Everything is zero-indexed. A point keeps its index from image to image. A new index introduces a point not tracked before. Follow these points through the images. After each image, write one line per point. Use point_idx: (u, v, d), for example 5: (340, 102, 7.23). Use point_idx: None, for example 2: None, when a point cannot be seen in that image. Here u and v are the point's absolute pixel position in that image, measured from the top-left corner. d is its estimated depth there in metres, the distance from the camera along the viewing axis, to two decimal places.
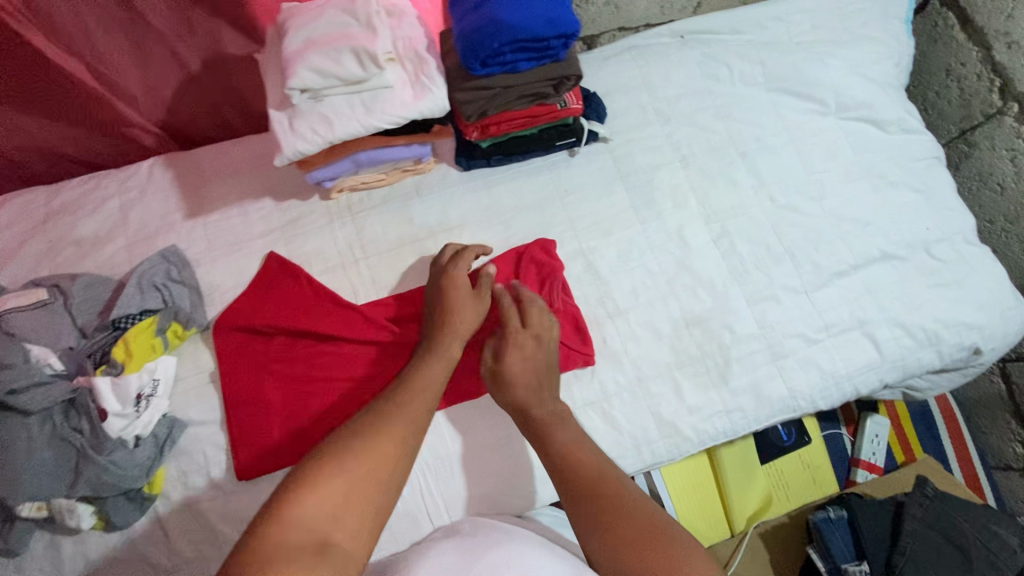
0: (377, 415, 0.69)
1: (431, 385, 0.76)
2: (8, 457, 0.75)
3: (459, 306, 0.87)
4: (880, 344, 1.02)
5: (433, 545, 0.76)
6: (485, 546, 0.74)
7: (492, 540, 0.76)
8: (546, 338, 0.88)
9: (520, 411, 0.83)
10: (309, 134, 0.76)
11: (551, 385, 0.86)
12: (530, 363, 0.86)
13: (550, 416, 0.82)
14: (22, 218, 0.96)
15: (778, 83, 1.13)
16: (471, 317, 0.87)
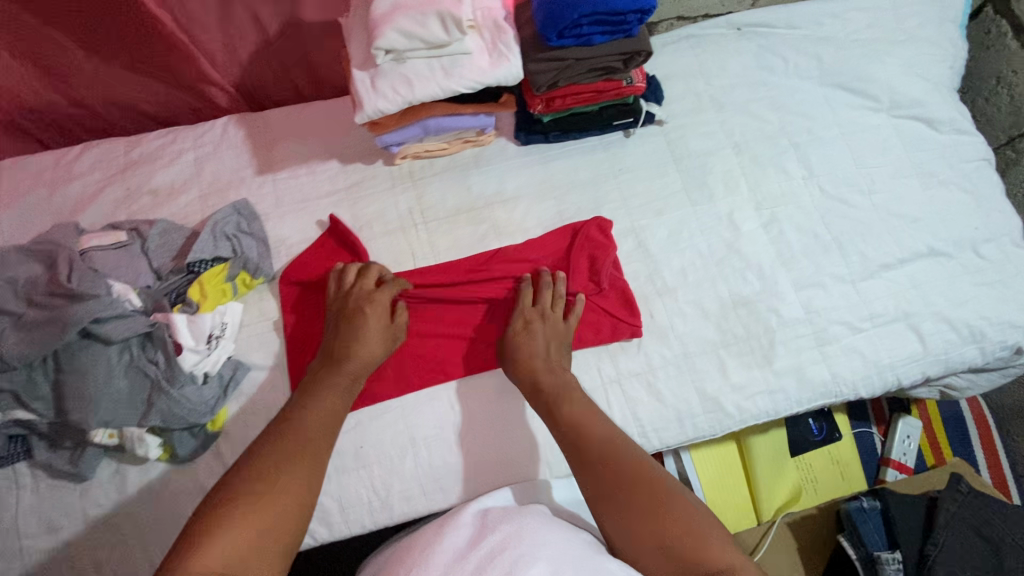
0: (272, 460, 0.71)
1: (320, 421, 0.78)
2: (89, 381, 0.79)
3: (374, 329, 0.88)
4: (923, 337, 1.03)
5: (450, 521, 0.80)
6: (498, 520, 0.77)
7: (504, 514, 0.79)
8: (554, 319, 0.92)
9: (537, 386, 0.86)
10: (390, 94, 0.80)
11: (563, 362, 0.89)
12: (547, 341, 0.90)
13: (560, 390, 0.84)
14: (101, 165, 1.00)
15: (831, 78, 1.15)
16: (384, 338, 0.89)
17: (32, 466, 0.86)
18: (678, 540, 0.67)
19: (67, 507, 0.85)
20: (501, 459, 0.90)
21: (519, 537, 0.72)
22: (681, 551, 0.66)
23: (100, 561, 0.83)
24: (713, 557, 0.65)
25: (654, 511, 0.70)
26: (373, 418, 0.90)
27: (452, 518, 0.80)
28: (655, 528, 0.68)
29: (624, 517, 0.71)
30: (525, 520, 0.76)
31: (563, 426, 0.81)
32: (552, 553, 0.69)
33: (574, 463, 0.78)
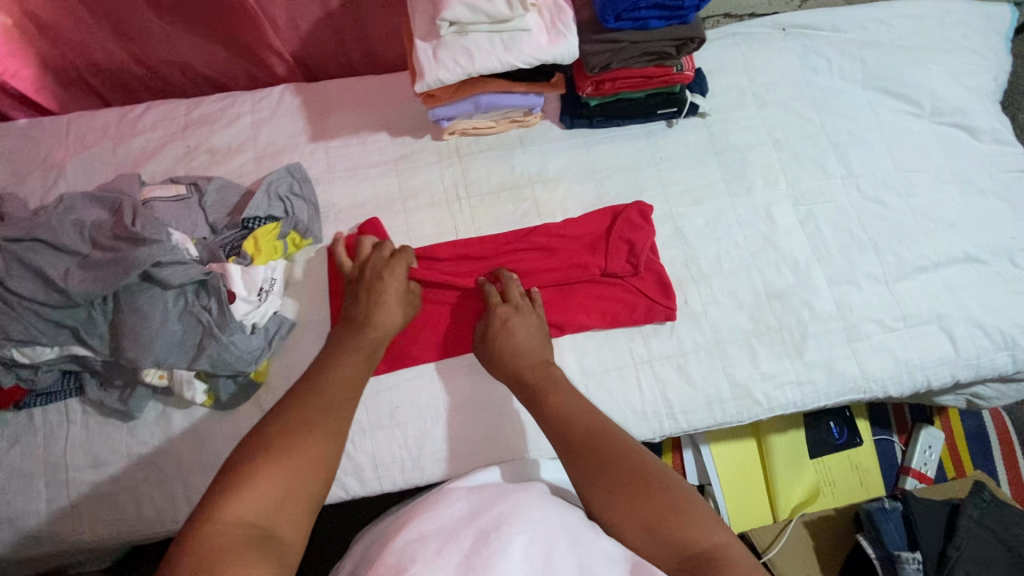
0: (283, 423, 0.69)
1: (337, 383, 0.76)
2: (147, 321, 0.83)
3: (392, 296, 0.89)
4: (955, 340, 1.03)
5: (444, 493, 0.79)
6: (494, 496, 0.76)
7: (501, 491, 0.77)
8: (526, 308, 0.91)
9: (517, 378, 0.85)
10: (451, 65, 0.83)
11: (543, 351, 0.88)
12: (524, 330, 0.89)
13: (542, 378, 0.83)
14: (163, 123, 1.04)
15: (874, 82, 1.17)
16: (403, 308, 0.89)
17: (83, 403, 0.89)
18: (664, 523, 0.64)
19: (114, 444, 0.88)
20: (526, 430, 0.92)
21: (518, 512, 0.70)
22: (668, 533, 0.63)
23: (142, 497, 0.87)
24: (699, 539, 0.62)
25: (641, 494, 0.66)
26: (410, 380, 0.93)
27: (440, 492, 0.79)
28: (640, 511, 0.65)
29: (604, 494, 0.68)
30: (525, 497, 0.74)
31: (545, 415, 0.78)
32: (551, 531, 0.67)
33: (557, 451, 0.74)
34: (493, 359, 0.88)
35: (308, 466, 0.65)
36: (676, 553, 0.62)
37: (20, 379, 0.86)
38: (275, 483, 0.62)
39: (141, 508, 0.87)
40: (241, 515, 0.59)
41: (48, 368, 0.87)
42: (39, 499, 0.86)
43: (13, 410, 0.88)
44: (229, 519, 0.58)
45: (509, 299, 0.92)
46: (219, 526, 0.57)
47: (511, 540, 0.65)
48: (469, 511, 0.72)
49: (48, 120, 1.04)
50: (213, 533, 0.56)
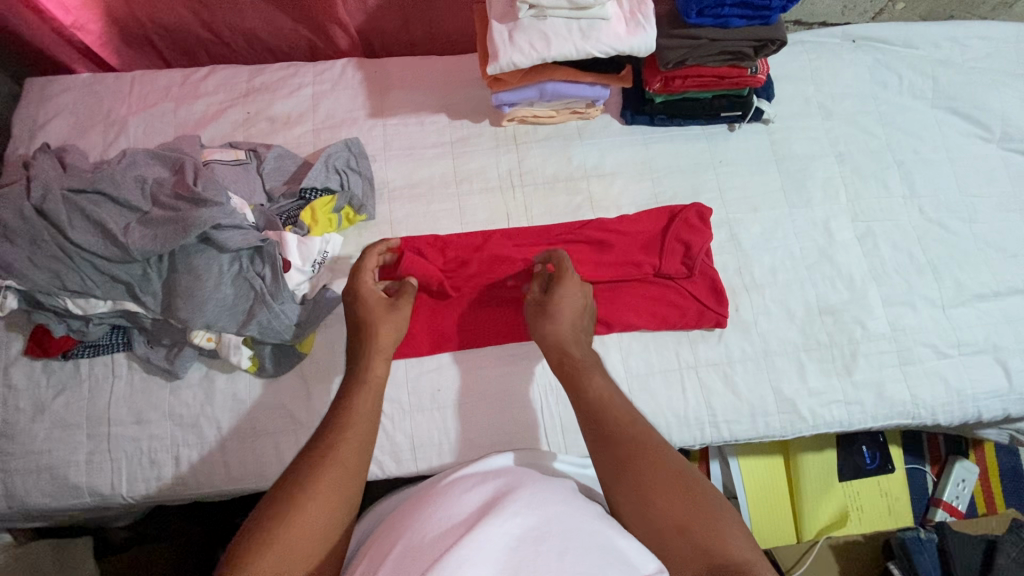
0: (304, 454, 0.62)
1: (363, 401, 0.67)
2: (201, 283, 0.83)
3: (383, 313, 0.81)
4: (1011, 373, 1.00)
5: (460, 477, 0.69)
6: (509, 482, 0.66)
7: (517, 479, 0.67)
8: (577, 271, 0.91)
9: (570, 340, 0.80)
10: (526, 48, 0.82)
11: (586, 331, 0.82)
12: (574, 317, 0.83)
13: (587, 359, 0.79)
14: (225, 88, 1.04)
15: (944, 101, 1.14)
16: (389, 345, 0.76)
17: (128, 358, 0.90)
18: (696, 526, 0.60)
19: (157, 403, 0.88)
20: (566, 426, 0.91)
21: (530, 504, 0.60)
22: (698, 537, 0.59)
23: (180, 456, 0.87)
24: (731, 554, 0.57)
25: (677, 493, 0.63)
26: (454, 364, 0.93)
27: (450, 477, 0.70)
28: (674, 509, 0.61)
29: (639, 497, 0.63)
30: (540, 488, 0.64)
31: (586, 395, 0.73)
32: (563, 529, 0.57)
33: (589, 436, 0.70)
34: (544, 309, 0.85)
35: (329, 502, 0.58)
36: (704, 559, 0.57)
37: (71, 330, 0.87)
38: (291, 543, 0.54)
39: (179, 467, 0.87)
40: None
41: (99, 321, 0.87)
42: (80, 450, 0.86)
43: (60, 360, 0.89)
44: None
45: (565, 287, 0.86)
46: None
47: (515, 532, 0.56)
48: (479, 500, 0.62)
49: (113, 76, 1.04)
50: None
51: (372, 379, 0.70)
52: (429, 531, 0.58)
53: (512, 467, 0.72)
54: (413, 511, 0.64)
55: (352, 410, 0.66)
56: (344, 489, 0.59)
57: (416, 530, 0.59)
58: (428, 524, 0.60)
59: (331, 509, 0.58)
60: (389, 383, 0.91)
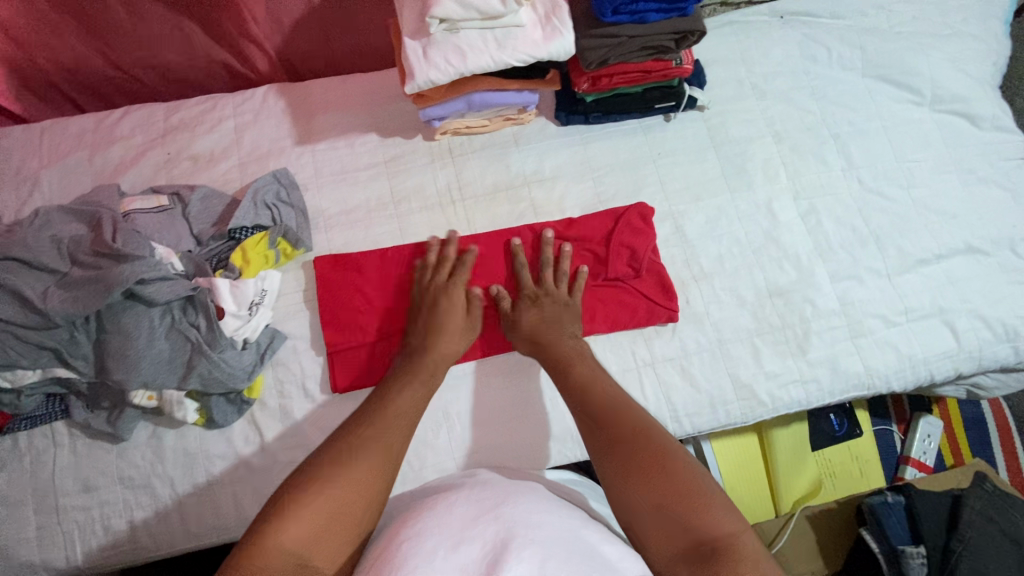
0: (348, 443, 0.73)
1: (402, 409, 0.79)
2: (133, 342, 0.80)
3: (454, 324, 0.89)
4: (958, 334, 1.02)
5: (448, 493, 0.75)
6: (494, 495, 0.73)
7: (499, 491, 0.75)
8: (551, 292, 0.93)
9: (541, 349, 0.88)
10: (442, 65, 0.80)
11: (572, 331, 0.91)
12: (556, 316, 0.91)
13: (566, 357, 0.87)
14: (141, 129, 0.99)
15: (875, 70, 1.14)
16: (421, 390, 0.82)
17: (69, 426, 0.86)
18: (681, 506, 0.67)
19: (104, 468, 0.85)
20: (529, 436, 0.92)
21: (516, 516, 0.68)
22: (676, 517, 0.67)
23: (135, 520, 0.84)
24: (715, 529, 0.65)
25: (659, 475, 0.70)
26: None
27: (441, 495, 0.75)
28: (662, 492, 0.69)
29: (628, 479, 0.71)
30: (527, 501, 0.72)
31: (566, 386, 0.83)
32: (546, 539, 0.65)
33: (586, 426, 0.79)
34: (512, 332, 0.91)
35: (361, 485, 0.69)
36: (688, 539, 0.65)
37: (3, 405, 0.83)
38: (311, 521, 0.65)
39: (135, 531, 0.84)
40: (284, 550, 0.63)
41: (32, 392, 0.83)
42: (29, 526, 0.83)
43: None
44: (275, 550, 0.62)
45: (545, 258, 0.96)
46: (261, 561, 0.62)
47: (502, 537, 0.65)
48: (471, 512, 0.69)
49: (20, 129, 0.99)
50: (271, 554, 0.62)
51: (408, 406, 0.79)
52: (423, 536, 0.66)
53: (493, 480, 0.79)
54: (403, 527, 0.69)
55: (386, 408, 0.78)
56: (364, 484, 0.70)
57: (410, 543, 0.64)
58: (425, 540, 0.65)
59: (351, 503, 0.68)
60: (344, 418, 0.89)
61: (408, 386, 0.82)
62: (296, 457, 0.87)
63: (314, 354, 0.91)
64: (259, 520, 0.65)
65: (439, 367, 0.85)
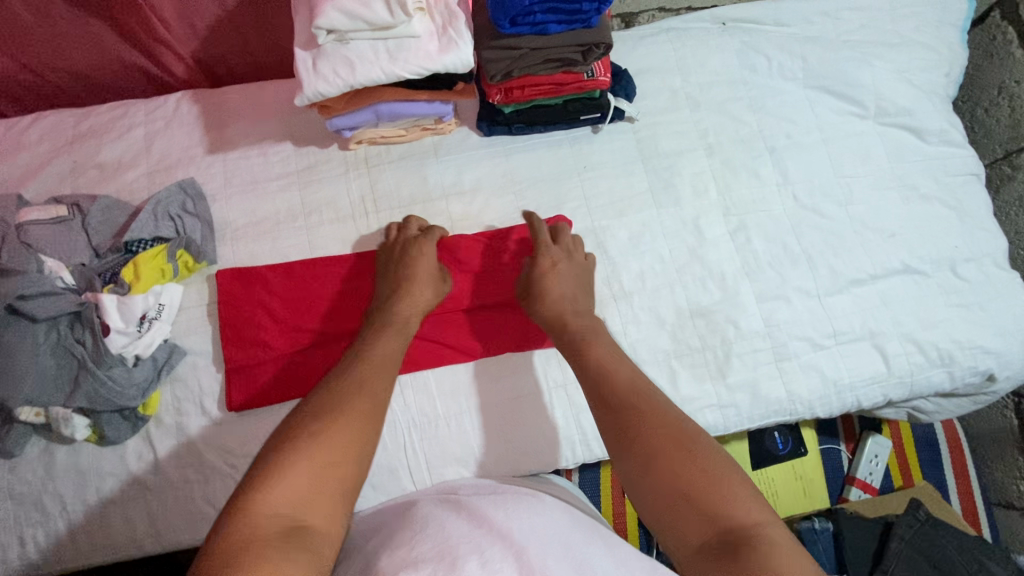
0: (332, 395, 0.65)
1: (387, 358, 0.73)
2: (13, 359, 0.78)
3: (423, 273, 0.86)
4: (888, 358, 0.98)
5: (435, 509, 0.69)
6: (486, 507, 0.68)
7: (488, 503, 0.70)
8: (572, 256, 0.91)
9: (561, 319, 0.84)
10: (331, 76, 0.77)
11: (588, 301, 0.88)
12: (570, 277, 0.88)
13: (588, 329, 0.81)
14: (49, 136, 0.97)
15: (817, 81, 1.10)
16: (403, 341, 0.78)
17: None
18: (700, 488, 0.59)
19: None
20: (441, 457, 0.89)
21: (508, 522, 0.65)
22: (708, 499, 0.58)
23: (24, 537, 0.83)
24: (742, 513, 0.57)
25: (679, 448, 0.62)
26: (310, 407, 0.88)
27: (419, 515, 0.68)
28: (682, 474, 0.60)
29: (641, 456, 0.62)
30: (515, 508, 0.69)
31: (582, 357, 0.77)
32: (545, 542, 0.62)
33: (591, 399, 0.71)
34: (533, 302, 0.87)
35: (352, 433, 0.61)
36: (709, 526, 0.56)
37: None
38: (302, 478, 0.57)
39: (23, 548, 0.83)
40: (274, 510, 0.54)
41: None
42: None
43: None
44: (263, 512, 0.53)
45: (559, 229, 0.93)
46: (251, 520, 0.53)
47: (502, 541, 0.61)
48: (463, 528, 0.63)
49: None
50: (258, 517, 0.53)
51: (390, 357, 0.74)
52: (419, 553, 0.59)
53: (478, 494, 0.74)
54: (390, 546, 0.62)
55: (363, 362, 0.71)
56: (358, 434, 0.62)
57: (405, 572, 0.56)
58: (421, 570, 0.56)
59: (343, 455, 0.60)
60: (240, 437, 0.87)
61: (389, 337, 0.77)
62: (190, 476, 0.85)
63: (214, 371, 0.89)
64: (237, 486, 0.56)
65: (411, 317, 0.82)
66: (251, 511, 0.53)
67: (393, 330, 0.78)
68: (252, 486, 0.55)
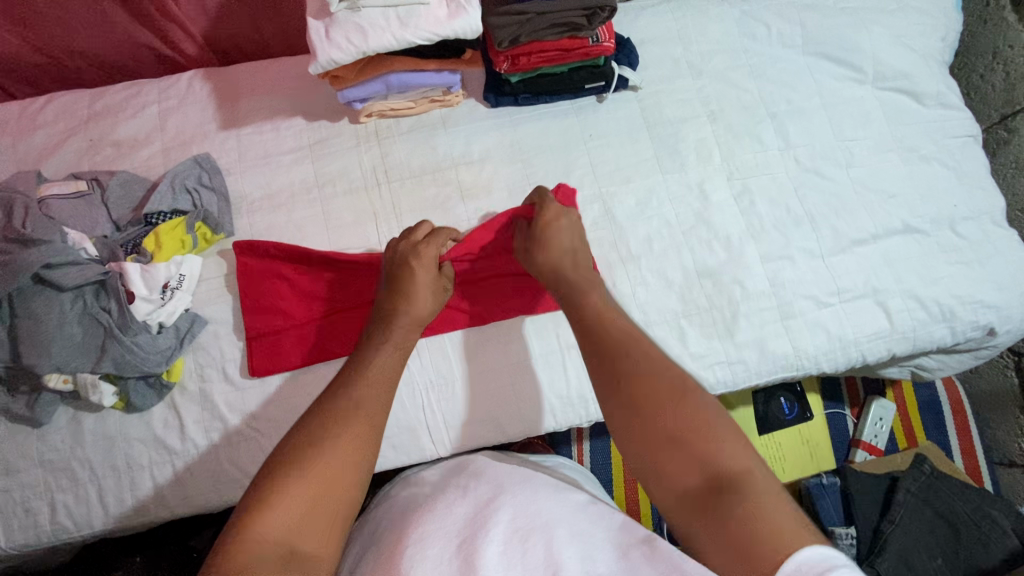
0: (327, 415, 0.65)
1: (387, 372, 0.73)
2: (42, 325, 0.81)
3: (422, 284, 0.84)
4: (891, 314, 1.01)
5: (452, 487, 0.74)
6: (489, 485, 0.72)
7: (495, 479, 0.74)
8: (562, 220, 0.88)
9: (557, 279, 0.83)
10: (344, 44, 0.79)
11: (585, 260, 0.86)
12: (568, 236, 0.87)
13: (585, 289, 0.80)
14: (65, 116, 0.99)
15: (816, 47, 1.12)
16: (402, 356, 0.77)
17: None
18: (689, 437, 0.59)
19: (23, 451, 0.86)
20: (458, 417, 0.92)
21: (517, 504, 0.67)
22: (695, 451, 0.58)
23: (55, 502, 0.85)
24: (729, 462, 0.56)
25: (664, 403, 0.62)
26: (330, 371, 0.91)
27: (434, 496, 0.73)
28: (669, 424, 0.60)
29: (627, 413, 0.63)
30: (522, 488, 0.71)
31: (584, 317, 0.76)
32: (552, 523, 0.64)
33: (586, 354, 0.71)
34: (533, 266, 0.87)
35: (347, 456, 0.62)
36: (698, 472, 0.57)
37: None
38: (295, 507, 0.57)
39: (55, 514, 0.85)
40: (266, 535, 0.54)
41: None
42: None
43: None
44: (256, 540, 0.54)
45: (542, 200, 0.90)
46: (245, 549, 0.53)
47: (507, 530, 0.63)
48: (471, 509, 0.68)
49: None
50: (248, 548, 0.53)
51: (390, 372, 0.73)
52: (426, 536, 0.64)
53: (488, 464, 0.78)
54: (402, 526, 0.68)
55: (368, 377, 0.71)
56: (353, 453, 0.62)
57: (411, 550, 0.62)
58: (427, 546, 0.63)
59: (335, 477, 0.60)
60: (262, 401, 0.89)
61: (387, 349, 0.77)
62: (215, 440, 0.88)
63: (234, 339, 0.91)
64: (237, 506, 0.57)
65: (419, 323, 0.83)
66: (246, 536, 0.54)
67: (396, 342, 0.78)
68: (250, 512, 0.56)
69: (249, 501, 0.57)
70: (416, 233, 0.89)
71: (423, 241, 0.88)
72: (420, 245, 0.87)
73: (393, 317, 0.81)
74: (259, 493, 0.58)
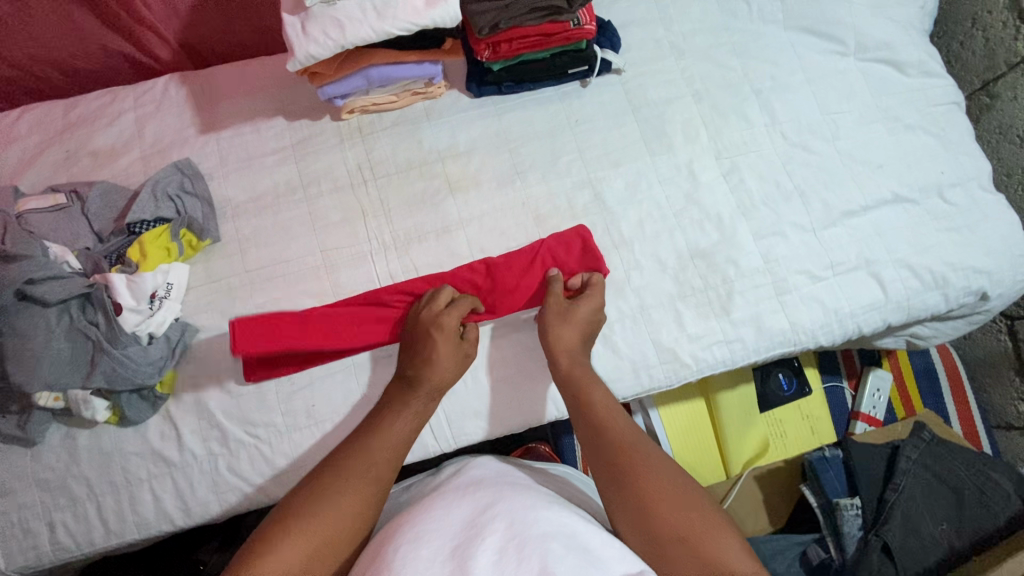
0: (336, 468, 0.74)
1: (397, 437, 0.79)
2: (28, 342, 0.79)
3: (445, 351, 0.84)
4: (884, 284, 1.01)
5: (453, 492, 0.74)
6: (487, 495, 0.72)
7: (493, 490, 0.74)
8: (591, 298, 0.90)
9: (570, 364, 0.86)
10: (321, 38, 0.78)
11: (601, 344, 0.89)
12: (594, 317, 0.89)
13: (589, 377, 0.85)
14: (39, 128, 0.97)
15: (797, 22, 1.12)
16: (417, 421, 0.82)
17: None
18: (694, 539, 0.68)
19: (17, 472, 0.84)
20: (460, 411, 0.91)
21: (510, 513, 0.67)
22: (700, 551, 0.67)
23: (54, 521, 0.84)
24: (728, 559, 0.66)
25: (667, 504, 0.71)
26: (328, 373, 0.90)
27: (431, 498, 0.74)
28: (676, 520, 0.70)
29: (635, 513, 0.72)
30: (515, 497, 0.71)
31: (587, 408, 0.82)
32: (542, 532, 0.64)
33: (593, 456, 0.79)
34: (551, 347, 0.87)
35: (346, 509, 0.71)
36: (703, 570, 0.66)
37: None
38: (297, 550, 0.66)
39: (54, 533, 0.84)
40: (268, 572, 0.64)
41: None
42: None
43: None
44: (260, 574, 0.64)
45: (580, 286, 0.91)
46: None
47: (498, 542, 0.63)
48: (468, 517, 0.68)
49: None
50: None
51: (401, 430, 0.80)
52: (427, 540, 0.64)
53: (486, 476, 0.78)
54: (398, 531, 0.67)
55: (375, 432, 0.78)
56: (355, 509, 0.72)
57: (405, 549, 0.63)
58: (422, 546, 0.63)
59: (332, 528, 0.69)
60: (259, 407, 0.88)
61: (402, 413, 0.81)
62: (214, 449, 0.86)
63: (226, 345, 0.89)
64: (248, 542, 0.67)
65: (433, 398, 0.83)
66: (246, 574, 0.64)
67: (405, 403, 0.81)
68: (256, 551, 0.66)
69: (257, 541, 0.67)
70: (439, 300, 0.88)
71: (446, 307, 0.87)
72: (444, 314, 0.86)
73: (411, 386, 0.82)
74: (263, 537, 0.68)
